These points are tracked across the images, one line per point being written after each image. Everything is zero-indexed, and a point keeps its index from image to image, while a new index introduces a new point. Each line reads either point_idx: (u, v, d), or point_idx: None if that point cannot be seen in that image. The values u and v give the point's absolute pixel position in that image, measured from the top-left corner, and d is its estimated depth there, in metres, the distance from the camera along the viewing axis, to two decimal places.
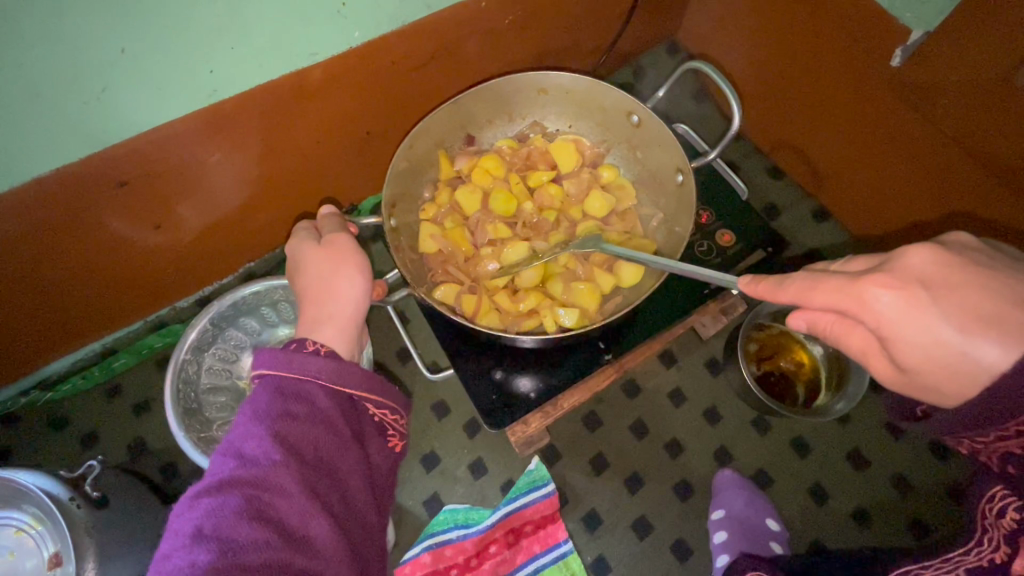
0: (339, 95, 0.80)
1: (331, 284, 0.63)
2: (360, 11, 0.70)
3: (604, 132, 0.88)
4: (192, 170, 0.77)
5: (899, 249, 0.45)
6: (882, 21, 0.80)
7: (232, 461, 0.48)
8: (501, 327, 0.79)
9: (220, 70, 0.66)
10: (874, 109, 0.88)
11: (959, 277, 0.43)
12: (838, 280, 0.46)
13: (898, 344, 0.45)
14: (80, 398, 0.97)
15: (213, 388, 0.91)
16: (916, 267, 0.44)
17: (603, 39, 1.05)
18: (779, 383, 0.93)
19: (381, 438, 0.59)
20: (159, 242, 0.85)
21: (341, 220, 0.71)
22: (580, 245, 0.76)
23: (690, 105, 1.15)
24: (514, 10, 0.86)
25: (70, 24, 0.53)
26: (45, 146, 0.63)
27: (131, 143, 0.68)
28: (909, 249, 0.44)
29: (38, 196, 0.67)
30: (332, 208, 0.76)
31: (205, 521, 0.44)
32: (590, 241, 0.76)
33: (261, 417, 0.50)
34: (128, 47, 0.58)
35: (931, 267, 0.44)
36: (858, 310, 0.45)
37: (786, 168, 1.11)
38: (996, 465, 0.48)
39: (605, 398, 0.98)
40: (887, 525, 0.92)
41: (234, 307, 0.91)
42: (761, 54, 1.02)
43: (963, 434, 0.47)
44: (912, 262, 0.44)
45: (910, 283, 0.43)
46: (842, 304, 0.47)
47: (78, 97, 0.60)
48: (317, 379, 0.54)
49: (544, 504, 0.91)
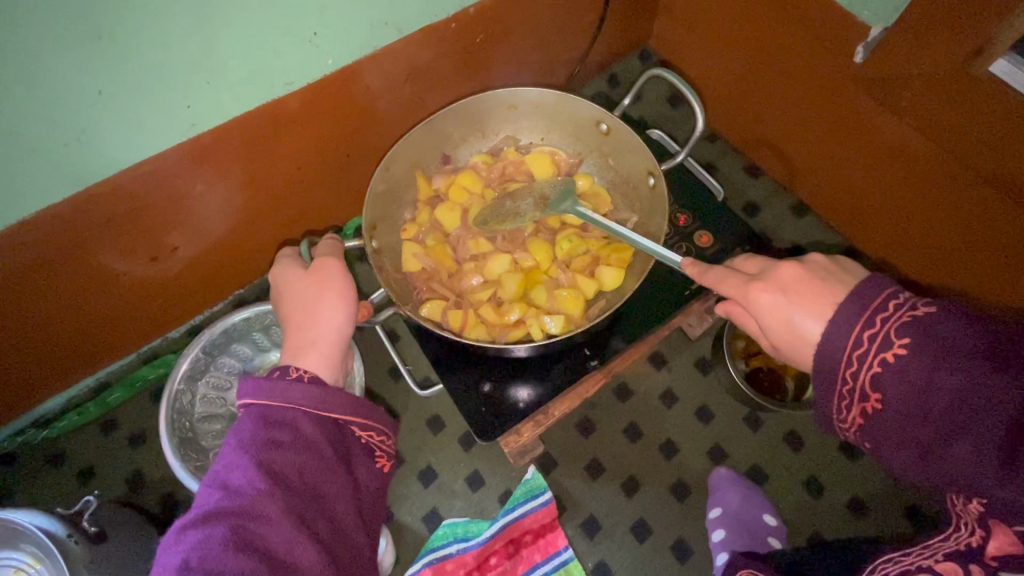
0: (316, 121, 0.81)
1: (315, 310, 0.64)
2: (333, 39, 0.72)
3: (576, 143, 0.90)
4: (178, 203, 0.78)
5: (778, 263, 0.55)
6: (841, 21, 0.82)
7: (217, 491, 0.49)
8: (489, 338, 0.80)
9: (197, 105, 0.68)
10: (843, 105, 0.90)
11: (816, 282, 0.52)
12: (741, 279, 0.56)
13: (785, 331, 0.53)
14: (75, 434, 0.98)
15: (208, 416, 0.92)
16: (787, 271, 0.54)
17: (575, 51, 1.07)
18: (768, 379, 0.96)
19: (369, 460, 0.60)
20: (150, 275, 0.86)
21: (335, 243, 0.72)
22: (625, 134, 0.83)
23: (664, 109, 1.17)
24: (485, 28, 0.88)
25: (47, 70, 0.55)
26: (29, 187, 0.64)
27: (115, 181, 0.70)
28: (783, 263, 0.54)
29: (29, 236, 0.68)
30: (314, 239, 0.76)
31: (192, 553, 0.45)
32: (626, 136, 0.83)
33: (246, 446, 0.51)
34: (105, 89, 0.60)
35: (799, 272, 0.53)
36: (748, 305, 0.56)
37: (762, 165, 1.13)
38: (914, 470, 0.48)
39: (597, 403, 0.99)
40: (885, 514, 0.92)
41: (225, 334, 0.93)
42: (728, 57, 1.04)
43: (883, 433, 0.48)
44: (790, 268, 0.54)
45: (782, 291, 0.53)
46: (737, 297, 0.57)
47: (59, 140, 0.62)
48: (301, 406, 0.54)
49: (543, 513, 0.91)
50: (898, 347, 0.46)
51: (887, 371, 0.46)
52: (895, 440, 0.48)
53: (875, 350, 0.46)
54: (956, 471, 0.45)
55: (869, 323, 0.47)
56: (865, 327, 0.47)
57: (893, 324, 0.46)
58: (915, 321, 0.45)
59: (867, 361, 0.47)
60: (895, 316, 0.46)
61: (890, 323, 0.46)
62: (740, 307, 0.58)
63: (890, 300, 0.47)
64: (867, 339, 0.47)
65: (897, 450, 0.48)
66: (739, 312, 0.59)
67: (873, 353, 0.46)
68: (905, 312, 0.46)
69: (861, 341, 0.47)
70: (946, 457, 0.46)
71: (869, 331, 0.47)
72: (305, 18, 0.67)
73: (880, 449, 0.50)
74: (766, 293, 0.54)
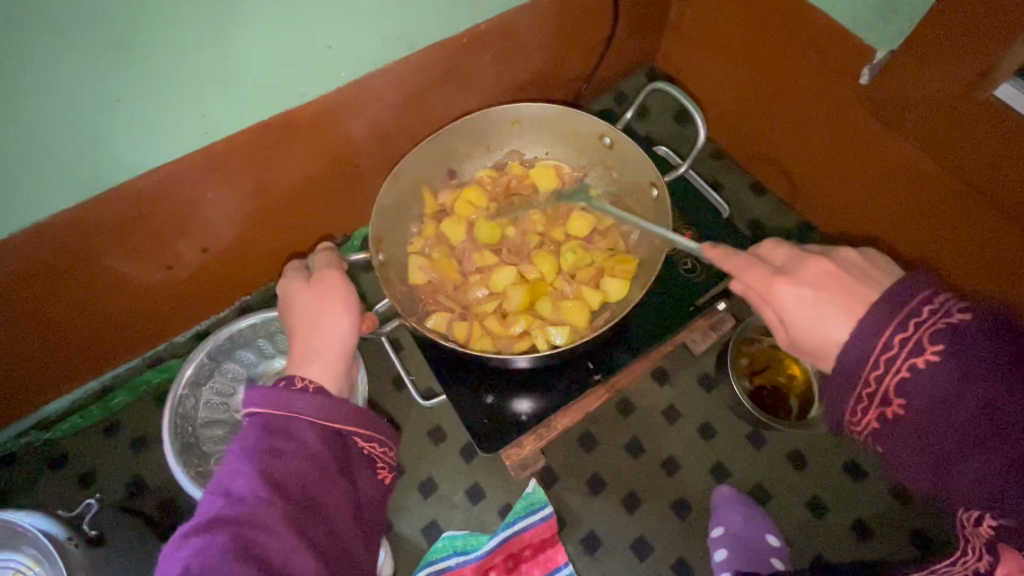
0: (328, 130, 0.83)
1: (319, 319, 0.65)
2: (347, 53, 0.74)
3: (580, 157, 0.91)
4: (188, 209, 0.79)
5: (780, 280, 0.55)
6: (847, 43, 0.83)
7: (220, 499, 0.49)
8: (495, 350, 0.80)
9: (212, 114, 0.70)
10: (849, 126, 0.91)
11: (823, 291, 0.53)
12: (764, 272, 0.56)
13: (811, 328, 0.53)
14: (77, 436, 0.98)
15: (210, 421, 0.93)
16: (790, 289, 0.54)
17: (584, 68, 1.09)
18: (773, 397, 0.96)
19: (369, 470, 0.60)
20: (159, 279, 0.87)
21: (331, 254, 0.73)
22: (625, 145, 0.84)
23: (670, 126, 1.18)
24: (494, 44, 0.89)
25: (67, 79, 0.56)
26: (43, 190, 0.65)
27: (128, 186, 0.71)
28: (786, 281, 0.54)
29: (42, 238, 0.70)
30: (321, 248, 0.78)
31: (193, 560, 0.45)
32: (627, 148, 0.84)
33: (249, 454, 0.51)
34: (123, 96, 0.61)
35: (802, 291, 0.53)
36: (770, 297, 0.56)
37: (767, 183, 1.14)
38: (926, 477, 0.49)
39: (600, 417, 0.99)
40: (888, 537, 0.91)
41: (230, 340, 0.94)
42: (734, 75, 1.05)
43: (898, 439, 0.48)
44: (793, 287, 0.54)
45: None
46: (758, 287, 0.57)
47: (76, 144, 0.63)
48: (305, 416, 0.55)
49: (543, 528, 0.90)
50: (930, 353, 0.45)
51: (915, 378, 0.46)
52: (910, 446, 0.48)
53: (906, 355, 0.46)
54: (971, 483, 0.45)
55: (902, 327, 0.46)
56: (897, 331, 0.46)
57: (927, 330, 0.46)
58: (949, 329, 0.45)
59: (896, 365, 0.47)
60: (930, 322, 0.46)
61: (923, 329, 0.46)
62: (759, 299, 0.58)
63: (926, 305, 0.46)
64: (898, 342, 0.46)
65: (911, 457, 0.48)
66: (756, 302, 0.59)
67: (903, 358, 0.46)
68: (941, 319, 0.45)
69: (891, 344, 0.47)
70: (960, 468, 0.45)
71: (901, 335, 0.46)
72: (320, 31, 0.69)
73: (893, 454, 0.50)
74: (791, 287, 0.54)
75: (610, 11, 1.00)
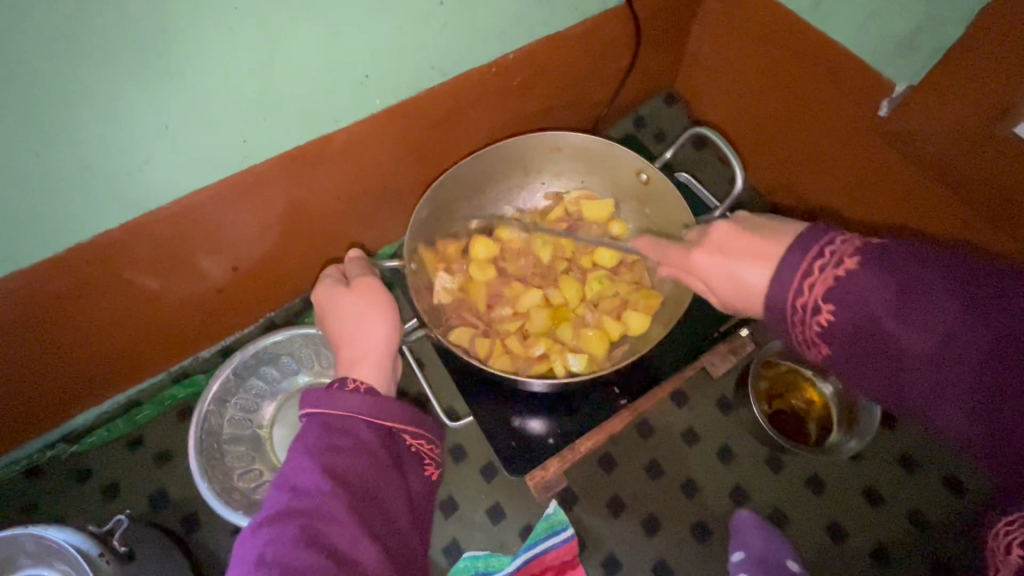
0: (359, 154, 0.85)
1: (363, 325, 0.67)
2: (382, 82, 0.76)
3: (613, 190, 0.93)
4: (223, 229, 0.81)
5: None
6: (866, 77, 0.86)
7: (286, 493, 0.53)
8: (513, 370, 0.81)
9: (252, 139, 0.72)
10: (865, 155, 0.93)
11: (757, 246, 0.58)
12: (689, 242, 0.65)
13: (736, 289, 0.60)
14: (102, 450, 0.99)
15: (234, 438, 0.94)
16: None
17: (605, 93, 1.11)
18: (791, 421, 0.97)
19: (420, 466, 0.62)
20: (188, 296, 0.88)
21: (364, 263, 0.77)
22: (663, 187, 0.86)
23: (688, 151, 1.20)
24: (521, 72, 0.92)
25: (121, 109, 0.58)
26: (88, 212, 0.67)
27: (168, 208, 0.73)
28: None
29: (84, 258, 0.72)
30: (358, 254, 0.82)
31: (267, 549, 0.49)
32: (664, 189, 0.86)
33: (311, 451, 0.54)
34: (170, 124, 0.63)
35: None
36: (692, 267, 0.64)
37: (785, 209, 1.15)
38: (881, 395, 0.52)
39: (619, 439, 0.99)
40: (908, 564, 0.92)
41: (256, 357, 0.95)
42: (752, 103, 1.08)
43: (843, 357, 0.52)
44: None
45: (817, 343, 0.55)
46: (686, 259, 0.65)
47: (123, 169, 0.65)
48: (358, 415, 0.58)
49: (564, 550, 0.91)
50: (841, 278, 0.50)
51: (841, 298, 0.50)
52: (859, 364, 0.52)
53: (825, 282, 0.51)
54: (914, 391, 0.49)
55: (818, 255, 0.52)
56: (814, 258, 0.52)
57: (834, 260, 0.51)
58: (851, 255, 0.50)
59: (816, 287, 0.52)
60: (834, 253, 0.51)
61: (829, 260, 0.51)
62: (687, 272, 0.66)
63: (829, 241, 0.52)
64: (816, 269, 0.52)
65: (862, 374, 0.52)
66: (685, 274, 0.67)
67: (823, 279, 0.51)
68: (842, 249, 0.51)
69: (811, 271, 0.52)
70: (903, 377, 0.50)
71: (819, 261, 0.52)
72: (358, 61, 0.71)
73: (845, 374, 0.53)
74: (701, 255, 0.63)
75: (632, 41, 1.02)
